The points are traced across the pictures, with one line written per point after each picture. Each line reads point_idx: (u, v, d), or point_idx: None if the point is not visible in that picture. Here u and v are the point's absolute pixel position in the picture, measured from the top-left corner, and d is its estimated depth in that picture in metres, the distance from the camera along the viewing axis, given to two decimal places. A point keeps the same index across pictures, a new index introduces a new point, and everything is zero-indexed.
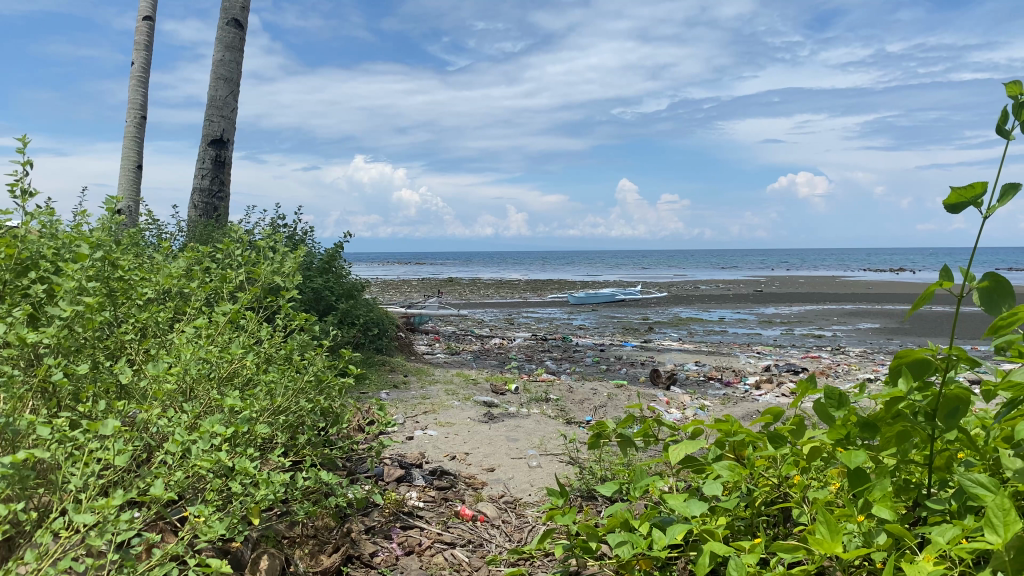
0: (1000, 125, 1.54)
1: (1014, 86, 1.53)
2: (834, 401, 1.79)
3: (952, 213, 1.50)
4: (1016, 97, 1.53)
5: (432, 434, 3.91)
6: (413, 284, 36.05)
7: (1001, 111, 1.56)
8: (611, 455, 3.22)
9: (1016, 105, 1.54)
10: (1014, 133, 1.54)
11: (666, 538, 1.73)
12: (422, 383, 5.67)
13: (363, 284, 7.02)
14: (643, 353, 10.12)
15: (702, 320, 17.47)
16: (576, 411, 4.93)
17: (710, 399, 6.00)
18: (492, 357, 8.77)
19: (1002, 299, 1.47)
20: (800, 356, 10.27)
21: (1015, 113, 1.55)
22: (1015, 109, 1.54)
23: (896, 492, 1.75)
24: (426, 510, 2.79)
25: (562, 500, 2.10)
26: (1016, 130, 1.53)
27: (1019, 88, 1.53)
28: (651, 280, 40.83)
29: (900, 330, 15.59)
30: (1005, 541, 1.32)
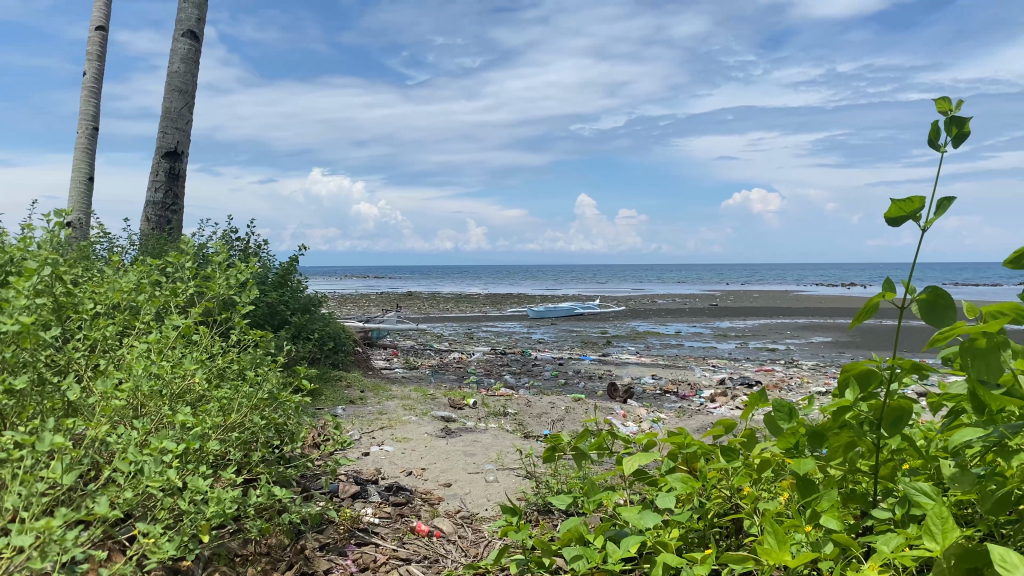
0: (931, 140, 1.59)
1: (943, 103, 1.59)
2: (782, 413, 1.83)
3: (893, 226, 1.55)
4: (946, 114, 1.59)
5: (388, 450, 3.89)
6: (370, 298, 35.88)
7: (931, 128, 1.61)
8: (567, 468, 3.24)
9: (946, 121, 1.59)
10: (946, 148, 1.59)
11: (620, 551, 1.73)
12: (380, 399, 5.62)
13: (319, 298, 6.95)
14: (602, 367, 10.20)
15: (660, 334, 17.61)
16: (535, 425, 4.94)
17: (665, 412, 6.05)
18: (451, 371, 8.75)
19: (946, 311, 1.50)
20: (755, 369, 10.44)
21: (945, 129, 1.60)
22: (945, 124, 1.59)
23: (843, 502, 1.79)
24: (382, 526, 2.77)
25: (517, 516, 2.10)
26: (947, 145, 1.58)
27: (948, 104, 1.58)
28: (608, 294, 41.29)
29: (851, 343, 15.93)
30: (943, 548, 1.36)
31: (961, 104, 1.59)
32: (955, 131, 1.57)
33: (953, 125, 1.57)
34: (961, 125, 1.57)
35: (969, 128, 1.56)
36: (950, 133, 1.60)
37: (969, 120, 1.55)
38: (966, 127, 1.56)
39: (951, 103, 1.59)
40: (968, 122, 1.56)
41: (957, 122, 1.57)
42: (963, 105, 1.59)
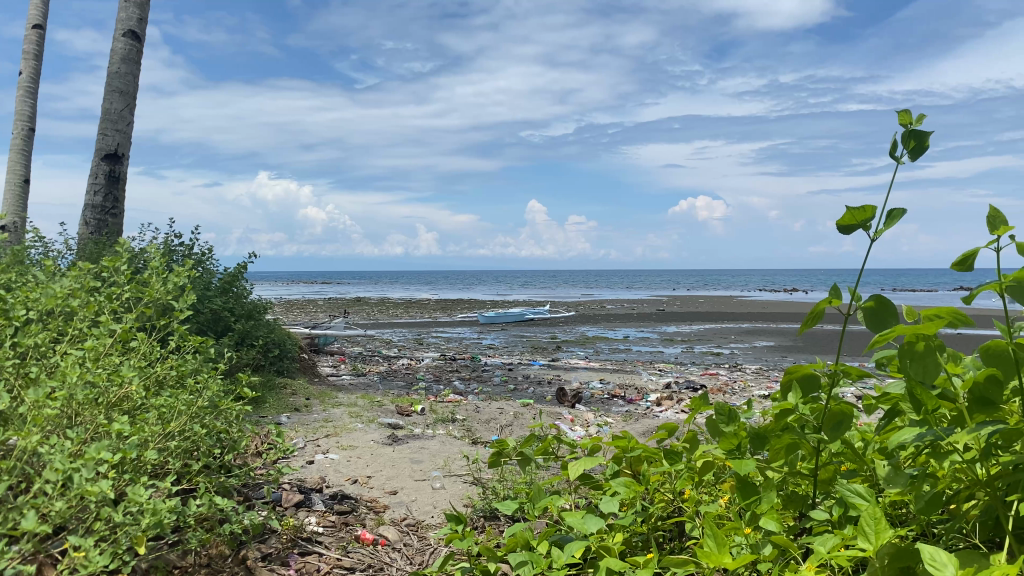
0: (890, 151, 1.61)
1: (904, 116, 1.61)
2: (724, 416, 1.87)
3: (844, 234, 1.57)
4: (907, 126, 1.61)
5: (333, 458, 3.84)
6: (317, 304, 35.56)
7: (890, 140, 1.63)
8: (514, 474, 3.24)
9: (905, 134, 1.62)
10: (903, 160, 1.62)
11: (564, 556, 1.73)
12: (325, 406, 5.55)
13: (264, 304, 6.85)
14: (550, 372, 10.25)
15: (608, 339, 17.77)
16: (483, 431, 4.93)
17: (612, 416, 6.10)
18: (400, 377, 8.70)
19: (887, 320, 1.52)
20: (700, 373, 10.60)
21: (903, 143, 1.63)
22: (903, 137, 1.62)
23: (782, 505, 1.82)
24: (326, 535, 2.74)
25: (461, 523, 2.08)
26: (904, 158, 1.61)
27: (908, 117, 1.61)
28: (557, 300, 41.55)
29: (794, 348, 16.28)
30: (876, 548, 1.39)
31: (920, 118, 1.62)
32: (912, 144, 1.60)
33: (912, 138, 1.60)
34: (919, 139, 1.60)
35: (927, 142, 1.59)
36: (908, 146, 1.63)
37: (927, 134, 1.57)
38: (924, 141, 1.59)
39: (911, 115, 1.61)
40: (926, 136, 1.59)
41: (915, 136, 1.60)
42: (922, 119, 1.62)
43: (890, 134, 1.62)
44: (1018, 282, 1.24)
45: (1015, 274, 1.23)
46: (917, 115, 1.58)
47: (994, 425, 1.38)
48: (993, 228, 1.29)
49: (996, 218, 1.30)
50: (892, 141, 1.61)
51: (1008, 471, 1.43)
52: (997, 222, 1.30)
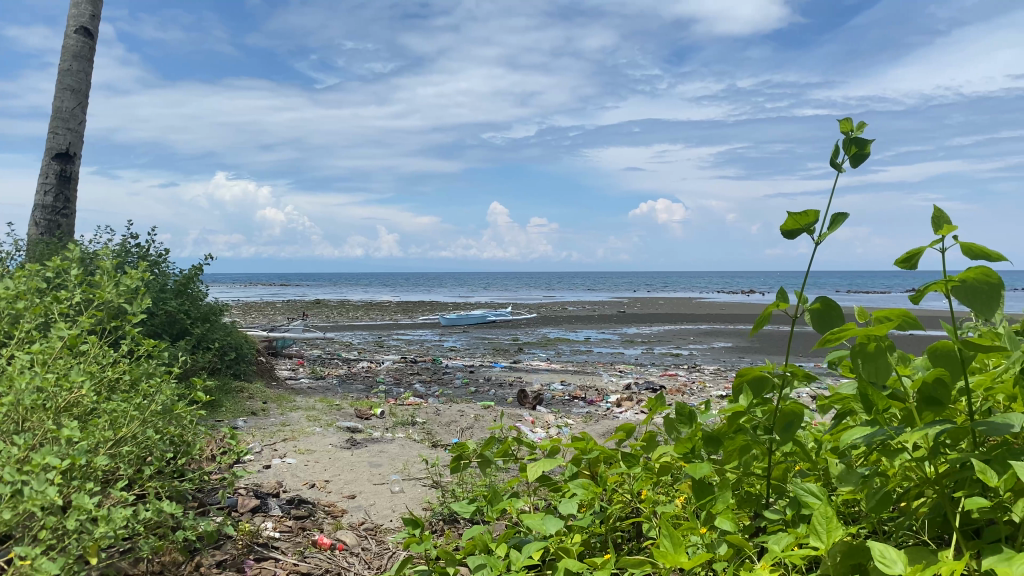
0: (830, 158, 1.63)
1: (845, 123, 1.64)
2: (683, 417, 1.90)
3: (789, 239, 1.58)
4: (847, 133, 1.64)
5: (291, 462, 3.80)
6: (277, 306, 35.20)
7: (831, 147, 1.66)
8: (473, 477, 3.23)
9: (846, 140, 1.64)
10: (844, 166, 1.65)
11: (523, 558, 1.72)
12: (283, 410, 5.49)
13: (221, 306, 6.75)
14: (511, 374, 10.28)
15: (568, 340, 17.84)
16: (444, 433, 4.92)
17: (572, 417, 6.14)
18: (359, 380, 8.65)
19: (833, 322, 1.54)
20: (660, 373, 10.75)
21: (844, 149, 1.66)
22: (844, 144, 1.64)
23: (737, 504, 1.84)
24: (282, 540, 2.70)
25: (419, 527, 2.06)
26: (846, 164, 1.63)
27: (849, 125, 1.63)
28: (518, 302, 41.60)
29: (751, 349, 16.53)
30: (828, 547, 1.42)
31: (861, 125, 1.64)
32: (853, 150, 1.63)
33: (852, 145, 1.63)
34: (860, 145, 1.62)
35: (867, 149, 1.62)
36: (849, 153, 1.65)
37: (868, 140, 1.60)
38: (864, 148, 1.62)
39: (851, 123, 1.64)
40: (866, 143, 1.62)
41: (857, 142, 1.62)
42: (862, 126, 1.64)
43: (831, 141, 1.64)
44: (963, 283, 1.26)
45: (961, 275, 1.26)
46: (857, 123, 1.60)
47: (942, 424, 1.41)
48: (937, 229, 1.31)
49: (939, 219, 1.32)
50: (834, 148, 1.64)
51: (954, 469, 1.47)
52: (941, 222, 1.32)
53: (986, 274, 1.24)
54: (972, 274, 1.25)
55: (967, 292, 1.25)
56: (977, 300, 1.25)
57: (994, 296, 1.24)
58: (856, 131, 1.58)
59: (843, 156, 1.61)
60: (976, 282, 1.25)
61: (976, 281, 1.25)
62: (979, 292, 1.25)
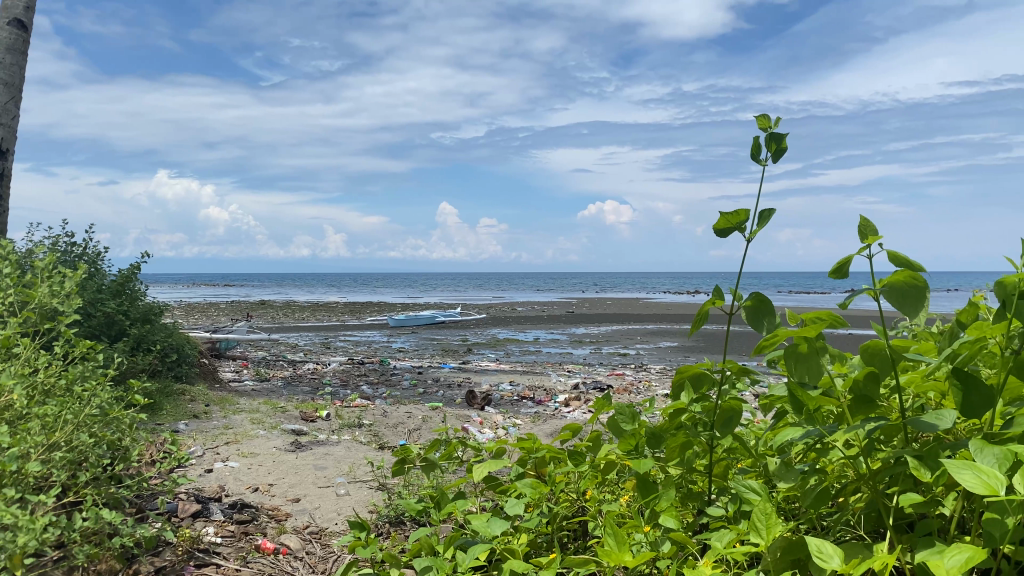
0: (752, 155, 1.67)
1: (764, 120, 1.68)
2: (625, 416, 1.91)
3: (721, 237, 1.61)
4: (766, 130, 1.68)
5: (233, 465, 3.73)
6: (221, 307, 34.59)
7: (752, 144, 1.70)
8: (419, 479, 3.23)
9: (766, 137, 1.69)
10: (766, 162, 1.69)
11: (469, 559, 1.71)
12: (226, 413, 5.39)
13: (161, 306, 6.60)
14: (459, 374, 10.28)
15: (517, 341, 17.88)
16: (390, 435, 4.90)
17: (520, 417, 6.17)
18: (304, 382, 8.55)
19: (765, 319, 1.56)
20: (607, 373, 10.88)
21: (764, 146, 1.70)
22: (765, 140, 1.69)
23: (680, 502, 1.86)
24: (224, 545, 2.65)
25: (364, 530, 2.04)
26: (767, 160, 1.68)
27: (767, 122, 1.68)
28: (467, 302, 41.58)
29: (696, 349, 16.81)
30: (768, 543, 1.44)
31: (779, 122, 1.69)
32: (774, 147, 1.68)
33: (772, 141, 1.67)
34: (779, 141, 1.67)
35: (786, 144, 1.67)
36: (770, 149, 1.70)
37: (785, 136, 1.65)
38: (783, 144, 1.67)
39: (769, 120, 1.68)
40: (785, 139, 1.66)
41: (775, 139, 1.67)
42: (779, 123, 1.69)
43: (752, 138, 1.68)
44: (891, 286, 1.30)
45: (888, 279, 1.29)
46: (775, 119, 1.65)
47: (874, 422, 1.45)
48: (864, 237, 1.35)
49: (866, 227, 1.36)
50: (756, 145, 1.68)
51: (888, 465, 1.51)
52: (868, 230, 1.36)
53: (912, 277, 1.28)
54: (899, 276, 1.28)
55: (896, 294, 1.29)
56: (906, 301, 1.28)
57: (921, 297, 1.27)
58: (774, 128, 1.63)
59: (765, 152, 1.65)
60: (903, 284, 1.29)
61: (904, 284, 1.29)
62: (906, 293, 1.29)
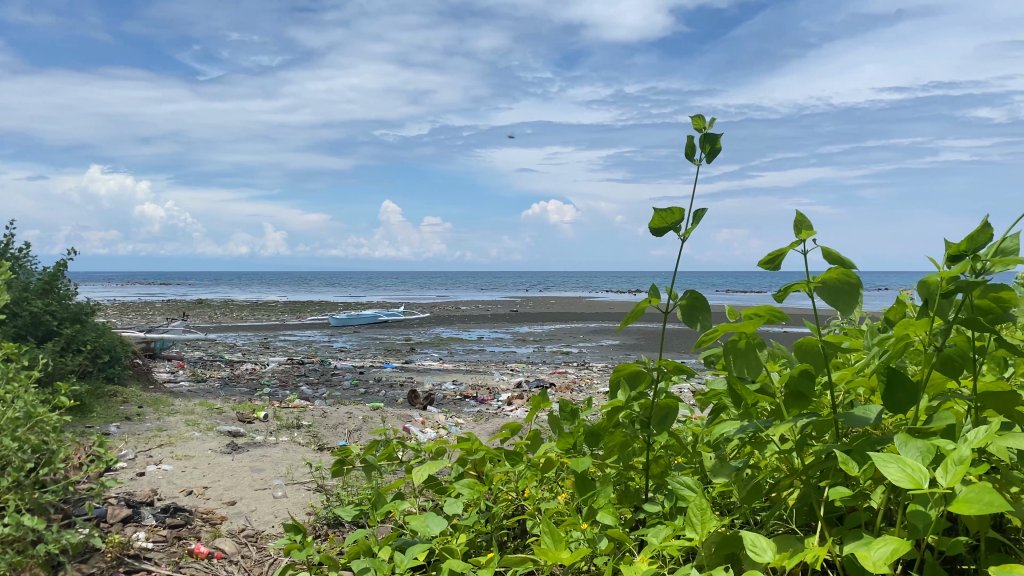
0: (687, 156, 1.70)
1: (698, 121, 1.71)
2: (566, 414, 1.96)
3: (656, 236, 1.63)
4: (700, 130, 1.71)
5: (167, 468, 3.65)
6: (156, 306, 33.77)
7: (687, 144, 1.73)
8: (357, 479, 3.20)
9: (700, 138, 1.71)
10: (700, 163, 1.72)
11: (407, 560, 1.70)
12: (159, 415, 5.26)
13: (92, 305, 6.41)
14: (402, 374, 10.22)
15: (461, 340, 17.85)
16: (329, 436, 4.84)
17: (463, 417, 6.16)
18: (243, 383, 8.39)
19: (701, 314, 1.58)
20: (550, 372, 10.94)
21: (699, 146, 1.73)
22: (700, 141, 1.71)
23: (618, 499, 1.89)
24: (155, 551, 2.59)
25: (300, 533, 2.00)
26: (701, 161, 1.70)
27: (702, 122, 1.71)
28: (410, 302, 41.32)
29: (637, 347, 17.02)
30: (701, 538, 1.46)
31: (713, 123, 1.72)
32: (707, 147, 1.71)
33: (707, 142, 1.70)
34: (713, 142, 1.70)
35: (719, 145, 1.70)
36: (704, 149, 1.73)
37: (719, 137, 1.68)
38: (717, 144, 1.70)
39: (704, 121, 1.71)
40: (719, 139, 1.69)
41: (709, 139, 1.70)
42: (713, 124, 1.72)
43: (687, 138, 1.71)
44: (826, 284, 1.33)
45: (822, 276, 1.33)
46: (709, 120, 1.68)
47: (807, 418, 1.48)
48: (799, 232, 1.38)
49: (801, 222, 1.39)
50: (690, 145, 1.71)
51: (819, 460, 1.54)
52: (802, 225, 1.39)
53: (846, 274, 1.31)
54: (832, 274, 1.32)
55: (829, 292, 1.32)
56: (839, 299, 1.31)
57: (854, 295, 1.30)
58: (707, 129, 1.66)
59: (698, 153, 1.68)
60: (837, 282, 1.32)
61: (837, 281, 1.32)
62: (839, 291, 1.32)
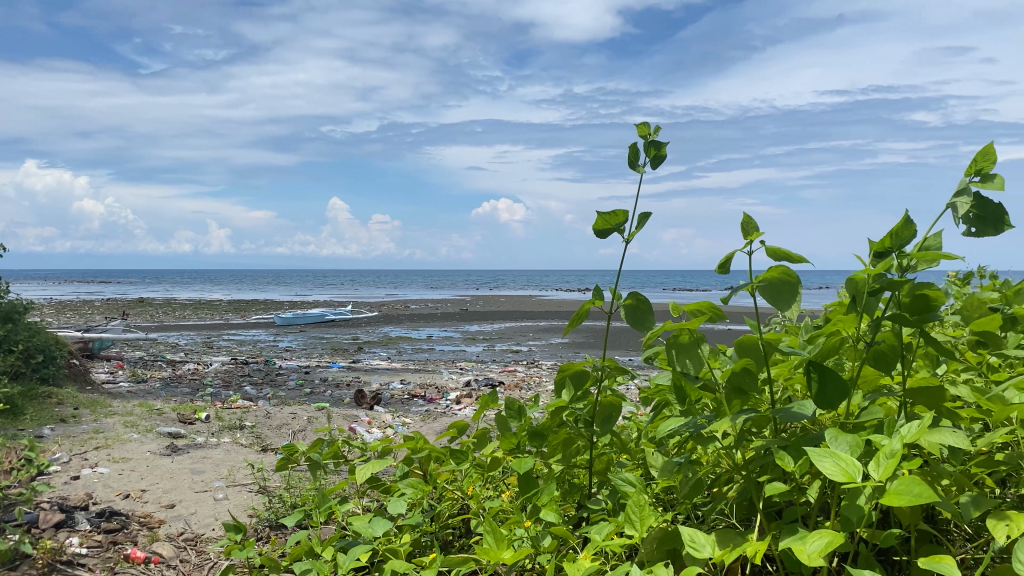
0: (631, 161, 1.72)
1: (643, 127, 1.73)
2: (512, 412, 1.94)
3: (601, 238, 1.65)
4: (644, 136, 1.73)
5: (102, 472, 3.55)
6: (94, 305, 32.86)
7: (632, 149, 1.74)
8: (300, 480, 3.15)
9: (645, 143, 1.74)
10: (645, 168, 1.74)
11: (349, 560, 1.68)
12: (96, 416, 5.11)
13: (25, 304, 6.21)
14: (349, 373, 10.12)
15: (410, 339, 17.75)
16: (273, 437, 4.77)
17: (411, 416, 6.13)
18: (184, 384, 8.21)
19: (645, 314, 1.60)
20: (499, 370, 10.93)
21: (644, 151, 1.75)
22: (645, 146, 1.74)
23: (562, 496, 1.90)
24: (90, 557, 2.52)
25: (241, 533, 1.97)
26: (646, 165, 1.72)
27: (647, 128, 1.73)
28: (358, 300, 40.95)
29: (586, 345, 17.13)
30: (642, 535, 1.48)
31: (658, 130, 1.74)
32: (652, 152, 1.73)
33: (652, 147, 1.72)
34: (658, 148, 1.72)
35: (664, 150, 1.72)
36: (649, 155, 1.75)
37: (664, 143, 1.71)
38: (662, 150, 1.72)
39: (649, 127, 1.73)
40: (663, 145, 1.72)
41: (654, 145, 1.72)
42: (658, 130, 1.75)
43: (632, 143, 1.73)
44: (768, 282, 1.35)
45: (765, 275, 1.34)
46: (654, 126, 1.70)
47: (746, 414, 1.50)
48: (747, 234, 1.40)
49: (748, 225, 1.42)
50: (635, 150, 1.73)
51: (758, 455, 1.57)
52: (750, 228, 1.41)
53: (786, 274, 1.33)
54: (773, 273, 1.34)
55: (771, 291, 1.35)
56: (781, 297, 1.34)
57: (795, 294, 1.33)
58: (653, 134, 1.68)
59: (643, 158, 1.70)
60: (778, 280, 1.34)
61: (779, 280, 1.34)
62: (781, 289, 1.35)
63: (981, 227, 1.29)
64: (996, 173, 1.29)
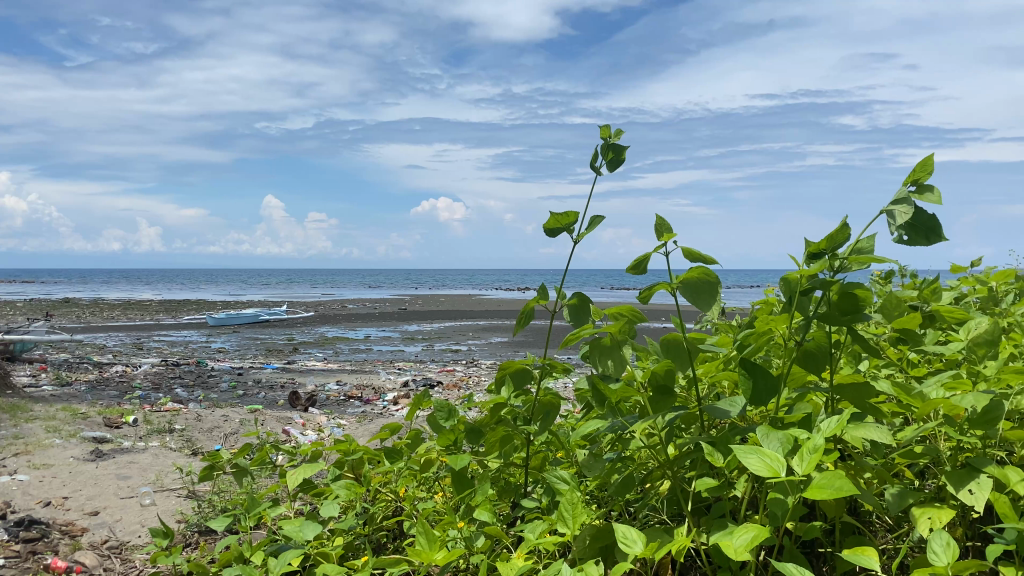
0: (592, 163, 1.73)
1: (603, 130, 1.75)
2: (444, 412, 1.88)
3: (550, 236, 1.65)
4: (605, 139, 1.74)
5: (22, 479, 3.42)
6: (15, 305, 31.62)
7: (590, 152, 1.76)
8: (231, 485, 3.09)
9: (605, 146, 1.75)
10: (603, 171, 1.75)
11: (280, 565, 1.65)
12: (16, 421, 4.92)
13: None
14: (284, 375, 9.96)
15: (347, 339, 17.56)
16: (204, 440, 4.67)
17: (346, 418, 6.06)
18: (111, 386, 7.96)
19: (585, 315, 1.61)
20: (437, 370, 10.91)
21: (602, 154, 1.76)
22: (603, 149, 1.75)
23: (497, 495, 1.91)
24: (7, 567, 2.42)
25: (168, 539, 1.89)
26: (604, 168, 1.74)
27: (607, 131, 1.74)
28: (293, 300, 40.34)
29: (524, 344, 17.20)
30: (574, 532, 1.49)
31: (618, 133, 1.76)
32: (610, 156, 1.74)
33: (610, 151, 1.74)
34: (616, 151, 1.74)
35: (622, 154, 1.74)
36: (606, 157, 1.76)
37: (623, 147, 1.72)
38: (620, 154, 1.74)
39: (609, 130, 1.75)
40: (622, 149, 1.73)
41: (612, 148, 1.74)
42: (619, 134, 1.76)
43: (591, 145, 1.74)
44: (687, 283, 1.38)
45: (684, 275, 1.37)
46: (614, 129, 1.72)
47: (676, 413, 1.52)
48: (660, 235, 1.42)
49: (661, 227, 1.44)
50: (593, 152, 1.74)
51: (688, 452, 1.60)
52: (662, 229, 1.43)
53: (705, 273, 1.36)
54: (693, 273, 1.37)
55: (692, 289, 1.37)
56: (700, 296, 1.36)
57: (714, 292, 1.36)
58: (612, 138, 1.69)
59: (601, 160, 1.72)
60: (698, 280, 1.37)
61: (698, 279, 1.37)
62: (700, 288, 1.37)
63: (914, 235, 1.34)
64: (932, 184, 1.33)
